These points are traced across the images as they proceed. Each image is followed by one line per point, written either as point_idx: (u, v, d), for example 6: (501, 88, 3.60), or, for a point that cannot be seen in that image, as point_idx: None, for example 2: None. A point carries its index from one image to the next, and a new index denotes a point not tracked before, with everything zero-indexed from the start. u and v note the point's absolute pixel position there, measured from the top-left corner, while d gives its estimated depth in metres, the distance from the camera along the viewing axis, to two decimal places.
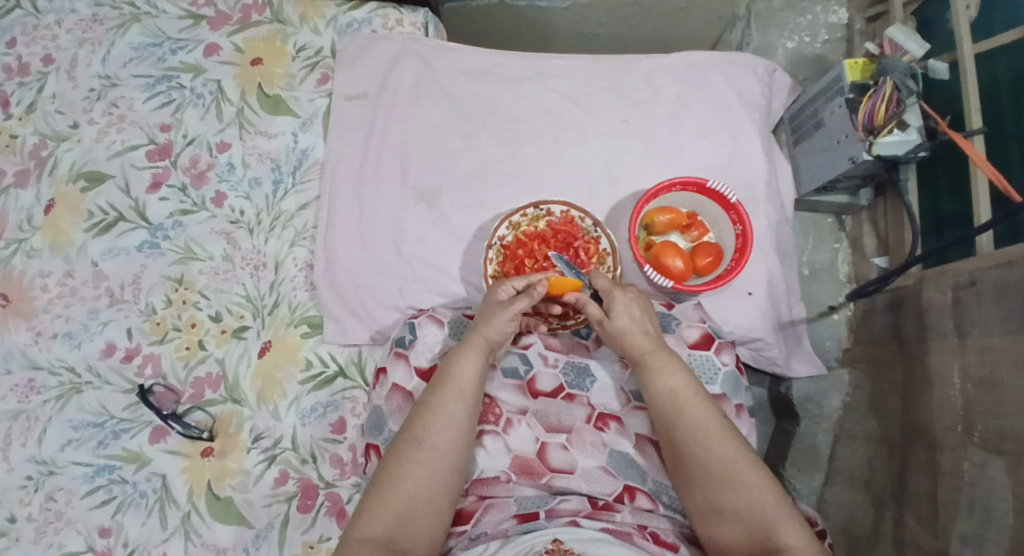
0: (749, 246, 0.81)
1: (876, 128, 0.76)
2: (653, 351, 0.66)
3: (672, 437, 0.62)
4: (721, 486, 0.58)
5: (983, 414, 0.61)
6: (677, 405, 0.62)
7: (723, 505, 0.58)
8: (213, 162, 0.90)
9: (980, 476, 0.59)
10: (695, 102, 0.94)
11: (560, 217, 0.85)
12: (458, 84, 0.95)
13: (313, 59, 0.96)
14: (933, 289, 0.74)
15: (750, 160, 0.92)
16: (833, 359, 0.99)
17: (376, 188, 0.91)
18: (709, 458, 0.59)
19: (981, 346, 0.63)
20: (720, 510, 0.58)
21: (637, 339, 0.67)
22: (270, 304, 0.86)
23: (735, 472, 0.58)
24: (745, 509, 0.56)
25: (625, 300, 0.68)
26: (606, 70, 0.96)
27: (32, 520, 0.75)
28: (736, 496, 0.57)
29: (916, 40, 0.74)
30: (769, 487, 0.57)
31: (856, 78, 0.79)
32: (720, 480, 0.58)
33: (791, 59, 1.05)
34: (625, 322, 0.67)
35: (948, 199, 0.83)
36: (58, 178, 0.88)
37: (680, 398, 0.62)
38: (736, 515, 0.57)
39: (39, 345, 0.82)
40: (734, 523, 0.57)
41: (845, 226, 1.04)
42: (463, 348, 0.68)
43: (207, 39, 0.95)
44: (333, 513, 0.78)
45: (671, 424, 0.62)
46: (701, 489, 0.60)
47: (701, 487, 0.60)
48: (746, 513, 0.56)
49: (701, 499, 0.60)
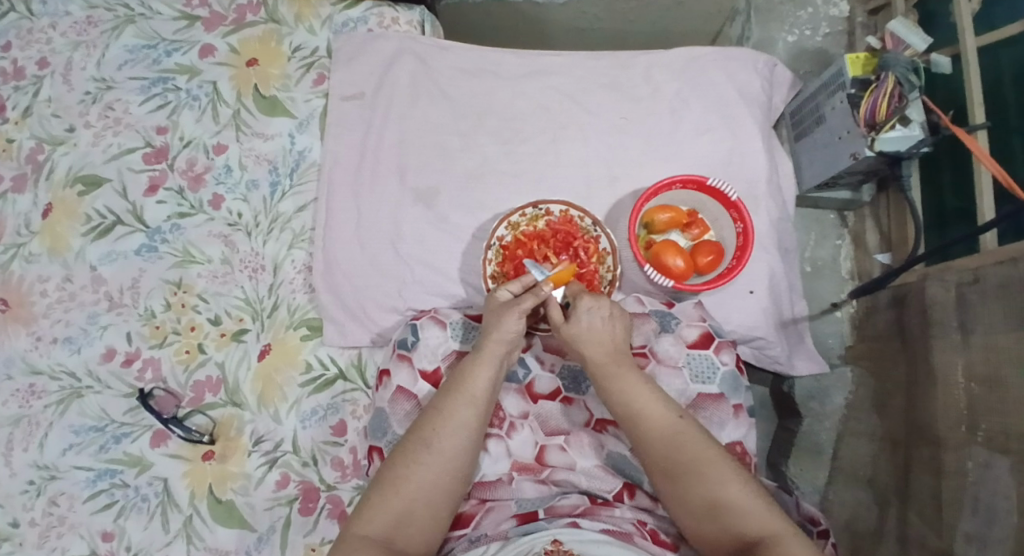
0: (750, 244, 0.80)
1: (878, 124, 0.75)
2: (609, 362, 0.65)
3: (635, 442, 0.62)
4: (690, 484, 0.57)
5: (986, 413, 0.61)
6: (632, 409, 0.62)
7: (696, 504, 0.57)
8: (209, 164, 0.90)
9: (984, 475, 0.59)
10: (695, 98, 0.93)
11: (559, 216, 0.85)
12: (456, 83, 0.95)
13: (309, 59, 0.96)
14: (936, 286, 0.73)
15: (751, 156, 0.91)
16: (836, 356, 0.98)
17: (374, 189, 0.90)
18: (674, 457, 0.59)
19: (985, 344, 0.62)
20: (693, 508, 0.57)
21: (593, 346, 0.65)
22: (269, 306, 0.86)
23: (707, 469, 0.57)
24: (716, 504, 0.55)
25: (591, 301, 0.65)
26: (605, 67, 0.95)
27: (35, 525, 0.76)
28: (705, 491, 0.56)
29: (918, 34, 0.72)
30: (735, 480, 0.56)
31: (858, 73, 0.78)
32: (687, 479, 0.57)
33: (792, 53, 1.05)
34: (584, 329, 0.65)
35: (951, 193, 0.82)
36: (55, 182, 0.88)
37: (636, 401, 0.62)
38: (710, 512, 0.56)
39: (39, 350, 0.82)
40: (711, 520, 0.56)
41: (847, 222, 1.04)
42: (477, 354, 0.67)
43: (202, 40, 0.94)
44: (335, 515, 0.78)
45: (632, 430, 0.62)
46: (672, 490, 0.59)
47: (671, 489, 0.59)
48: (718, 508, 0.55)
49: (674, 501, 0.59)
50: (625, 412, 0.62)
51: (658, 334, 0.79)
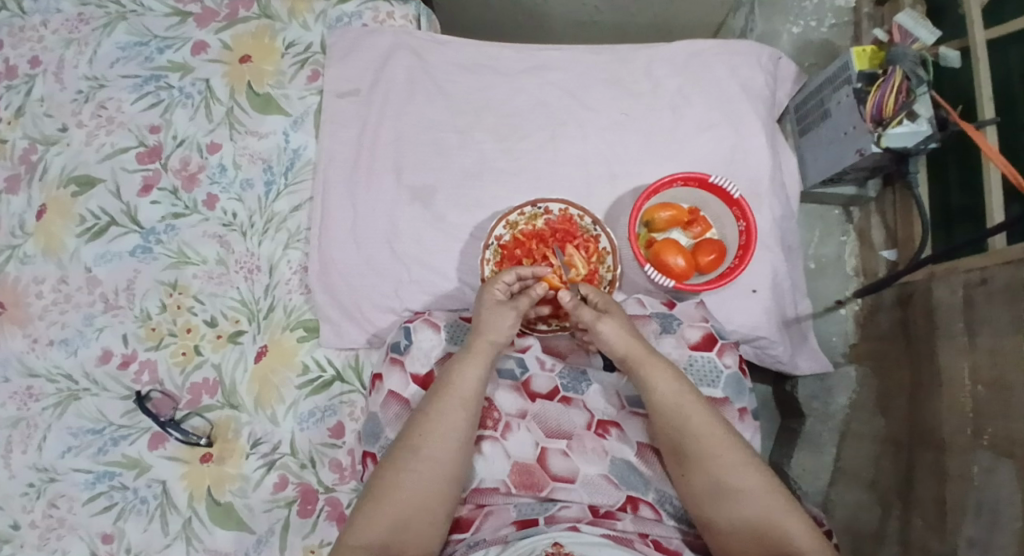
0: (753, 243, 0.78)
1: (885, 120, 0.73)
2: (647, 358, 0.65)
3: (673, 439, 0.62)
4: (731, 488, 0.58)
5: (992, 418, 0.59)
6: (681, 412, 0.61)
7: (735, 509, 0.58)
8: (203, 163, 0.89)
9: (990, 480, 0.57)
10: (697, 93, 0.91)
11: (558, 215, 0.83)
12: (453, 79, 0.93)
13: (303, 55, 0.94)
14: (942, 288, 0.72)
15: (754, 153, 0.89)
16: (840, 356, 0.97)
17: (371, 188, 0.89)
18: (715, 462, 0.59)
19: (991, 348, 0.61)
20: (731, 514, 0.58)
21: (634, 345, 0.66)
22: (265, 307, 0.85)
23: (742, 477, 0.58)
24: (756, 512, 0.57)
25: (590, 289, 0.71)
26: (605, 61, 0.93)
27: (36, 526, 0.76)
28: (746, 501, 0.57)
29: (927, 27, 0.70)
30: (776, 491, 0.57)
31: (864, 68, 0.76)
32: (728, 484, 0.58)
33: (796, 45, 1.04)
34: (614, 330, 0.66)
35: (958, 191, 0.81)
36: (49, 183, 0.87)
37: (684, 404, 0.62)
38: (747, 520, 0.57)
39: (36, 352, 0.82)
40: (742, 525, 0.57)
41: (852, 218, 1.02)
42: (466, 353, 0.67)
43: (194, 36, 0.93)
44: (333, 518, 0.77)
45: (677, 431, 0.61)
46: (710, 492, 0.59)
47: (710, 491, 0.59)
48: (761, 517, 0.56)
49: (709, 504, 0.60)
50: (670, 409, 0.62)
51: (659, 336, 0.78)
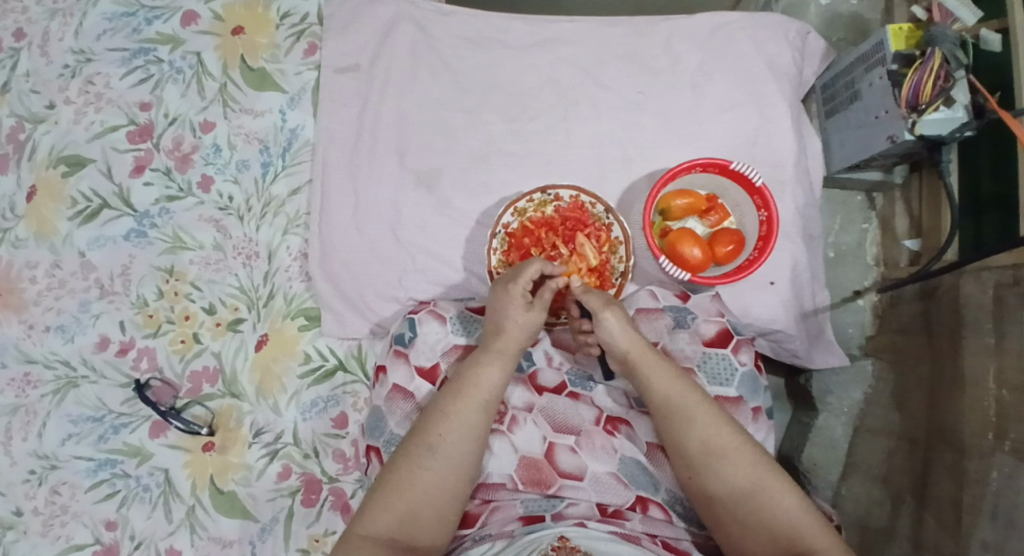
0: (774, 234, 0.74)
1: (921, 105, 0.68)
2: (648, 357, 0.64)
3: (678, 441, 0.60)
4: (741, 488, 0.56)
5: (1015, 422, 0.56)
6: (686, 413, 0.60)
7: (748, 509, 0.55)
8: (197, 143, 0.84)
9: (1009, 485, 0.55)
10: (718, 72, 0.85)
11: (569, 202, 0.79)
12: (459, 54, 0.88)
13: (300, 26, 0.89)
14: (972, 287, 0.68)
15: (777, 136, 0.84)
16: (856, 347, 0.94)
17: (373, 170, 0.85)
18: (724, 462, 0.57)
19: (1018, 349, 0.58)
20: (743, 515, 0.56)
21: (635, 343, 0.65)
22: (265, 295, 0.83)
23: (753, 476, 0.56)
24: (770, 511, 0.54)
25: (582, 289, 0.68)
26: (621, 36, 0.87)
27: (39, 513, 0.75)
28: (758, 500, 0.55)
29: (970, 6, 0.65)
30: (789, 490, 0.55)
31: (901, 47, 0.70)
32: (739, 484, 0.56)
33: (823, 18, 0.98)
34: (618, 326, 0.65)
35: (989, 176, 0.76)
36: (38, 163, 0.83)
37: (689, 404, 0.60)
38: (761, 521, 0.55)
39: (32, 338, 0.80)
40: (756, 526, 0.55)
41: (876, 204, 0.98)
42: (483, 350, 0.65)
43: (184, 6, 0.88)
44: (338, 507, 0.77)
45: (683, 431, 0.60)
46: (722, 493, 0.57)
47: (720, 492, 0.57)
48: (776, 517, 0.54)
49: (720, 506, 0.57)
50: (676, 409, 0.60)
51: (672, 331, 0.76)
